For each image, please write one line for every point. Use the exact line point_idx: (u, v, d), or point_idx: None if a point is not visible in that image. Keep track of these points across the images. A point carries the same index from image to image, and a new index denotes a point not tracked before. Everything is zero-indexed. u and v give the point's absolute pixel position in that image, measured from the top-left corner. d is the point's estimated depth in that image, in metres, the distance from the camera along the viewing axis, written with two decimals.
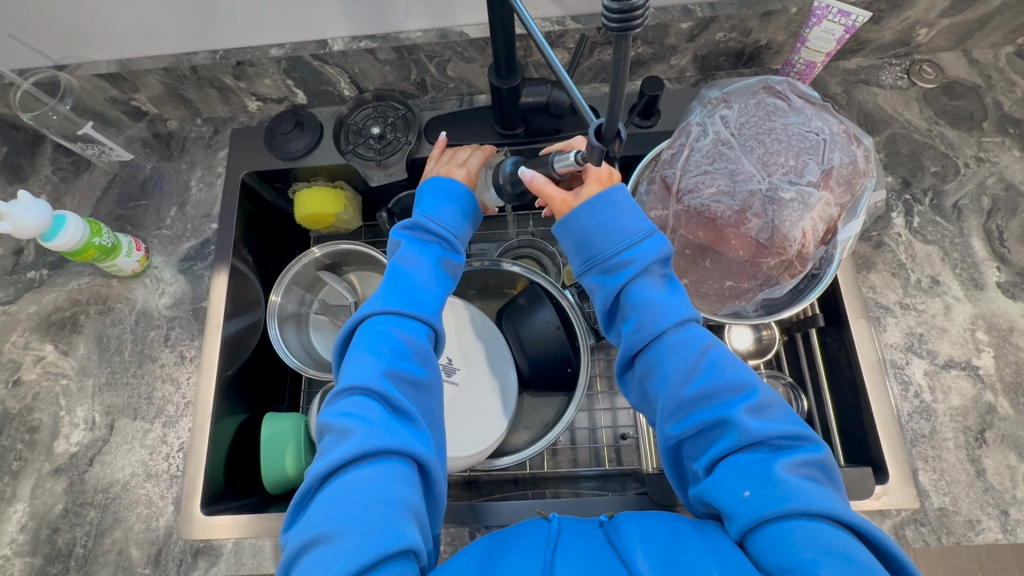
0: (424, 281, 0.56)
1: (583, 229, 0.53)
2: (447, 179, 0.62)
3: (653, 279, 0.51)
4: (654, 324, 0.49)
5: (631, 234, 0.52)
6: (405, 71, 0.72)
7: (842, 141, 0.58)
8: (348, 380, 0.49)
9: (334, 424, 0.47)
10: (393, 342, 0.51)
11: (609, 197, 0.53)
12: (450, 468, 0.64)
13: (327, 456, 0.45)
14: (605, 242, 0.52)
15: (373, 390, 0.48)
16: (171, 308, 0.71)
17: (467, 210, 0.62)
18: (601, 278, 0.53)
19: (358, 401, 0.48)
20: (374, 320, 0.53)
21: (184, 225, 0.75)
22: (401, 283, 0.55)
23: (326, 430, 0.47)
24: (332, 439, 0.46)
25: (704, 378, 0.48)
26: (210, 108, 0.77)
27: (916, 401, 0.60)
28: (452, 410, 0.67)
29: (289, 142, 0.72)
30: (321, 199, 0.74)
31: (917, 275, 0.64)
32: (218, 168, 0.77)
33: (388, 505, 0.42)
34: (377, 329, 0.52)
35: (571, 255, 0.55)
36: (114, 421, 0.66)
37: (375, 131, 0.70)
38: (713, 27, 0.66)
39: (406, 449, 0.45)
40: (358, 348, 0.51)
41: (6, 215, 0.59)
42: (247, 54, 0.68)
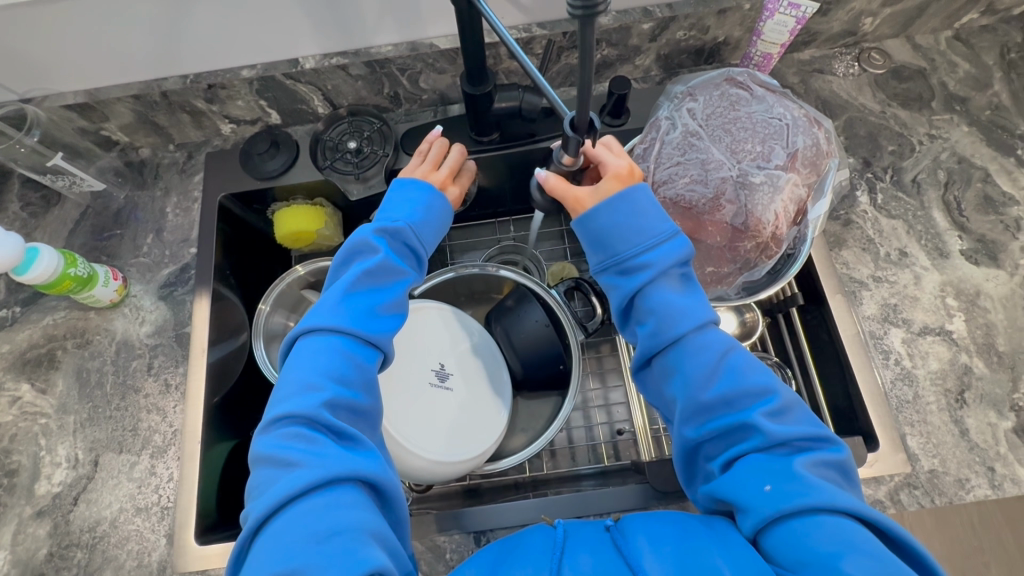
0: (374, 298, 0.55)
1: (601, 228, 0.53)
2: (418, 184, 0.62)
3: (672, 283, 0.51)
4: (674, 327, 0.50)
5: (650, 235, 0.52)
6: (378, 85, 0.72)
7: (804, 125, 0.61)
8: (287, 409, 0.49)
9: (278, 456, 0.46)
10: (337, 366, 0.51)
11: (629, 196, 0.53)
12: (452, 473, 0.63)
13: (270, 492, 0.44)
14: (622, 242, 0.53)
15: (317, 421, 0.47)
16: (152, 336, 0.69)
17: (436, 218, 0.62)
18: (618, 280, 0.53)
19: (299, 432, 0.47)
20: (323, 342, 0.52)
21: (162, 251, 0.73)
22: (359, 305, 0.54)
23: (269, 463, 0.47)
24: (275, 472, 0.46)
25: (718, 375, 0.48)
26: (183, 134, 0.76)
27: (898, 367, 0.62)
28: (450, 416, 0.66)
29: (265, 161, 0.73)
30: (300, 216, 0.75)
31: (886, 249, 0.67)
32: (194, 193, 0.76)
33: (342, 534, 0.42)
34: (327, 354, 0.51)
35: (587, 255, 0.55)
36: (98, 456, 0.64)
37: (352, 146, 0.71)
38: (673, 27, 0.69)
39: (354, 476, 0.45)
40: (304, 375, 0.50)
41: None
42: (217, 76, 0.68)
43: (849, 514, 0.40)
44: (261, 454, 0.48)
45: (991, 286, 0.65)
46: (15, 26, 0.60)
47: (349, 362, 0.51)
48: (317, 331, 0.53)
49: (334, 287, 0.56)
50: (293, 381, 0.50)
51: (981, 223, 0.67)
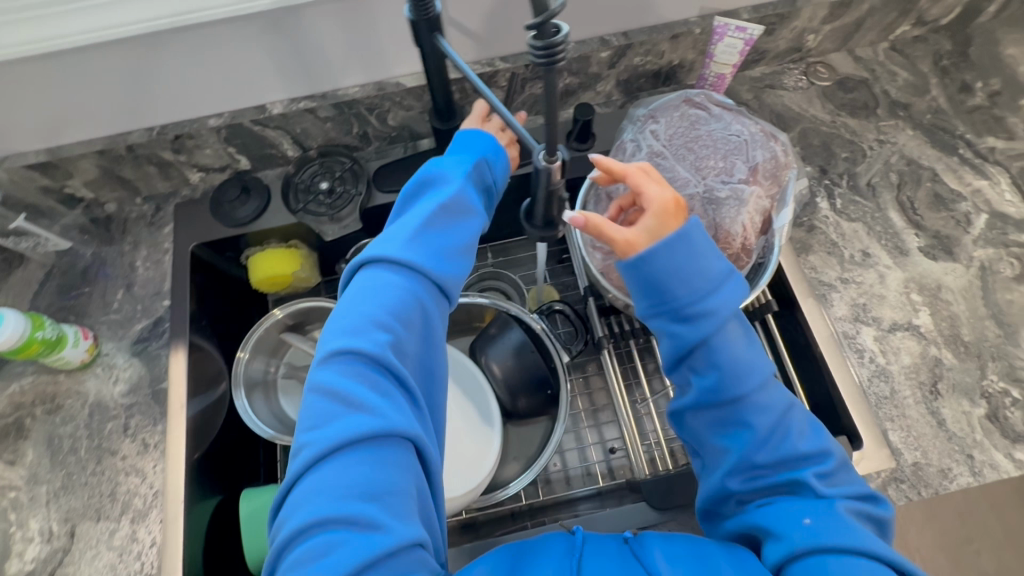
0: (439, 236, 0.53)
1: (657, 272, 0.48)
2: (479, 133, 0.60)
3: (734, 337, 0.49)
4: (738, 384, 0.48)
5: (715, 281, 0.49)
6: (347, 125, 0.73)
7: (761, 140, 0.64)
8: (348, 345, 0.48)
9: (329, 398, 0.46)
10: (396, 309, 0.49)
11: (688, 235, 0.48)
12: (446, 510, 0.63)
13: (323, 435, 0.44)
14: (683, 286, 0.48)
15: (377, 367, 0.47)
16: (127, 394, 0.67)
17: (499, 162, 0.59)
18: (679, 327, 0.49)
19: (358, 373, 0.47)
20: (391, 276, 0.51)
21: (133, 306, 0.72)
22: (430, 243, 0.52)
23: (320, 398, 0.46)
24: (329, 407, 0.45)
25: (777, 434, 0.48)
26: (150, 185, 0.75)
27: (873, 364, 0.64)
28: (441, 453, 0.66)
29: (237, 208, 0.73)
30: (276, 260, 0.74)
31: (849, 251, 0.70)
32: (165, 244, 0.75)
33: (388, 498, 0.42)
34: (395, 296, 0.50)
35: (637, 296, 0.50)
36: (75, 526, 0.61)
37: (324, 186, 0.72)
38: (630, 53, 0.72)
39: (406, 436, 0.45)
40: (370, 312, 0.49)
41: None
42: (184, 127, 0.68)
43: (885, 560, 0.41)
44: (314, 383, 0.47)
45: (951, 279, 0.68)
46: None
47: (415, 309, 0.50)
48: (387, 263, 0.51)
49: (414, 215, 0.54)
50: (356, 317, 0.49)
51: (935, 220, 0.71)
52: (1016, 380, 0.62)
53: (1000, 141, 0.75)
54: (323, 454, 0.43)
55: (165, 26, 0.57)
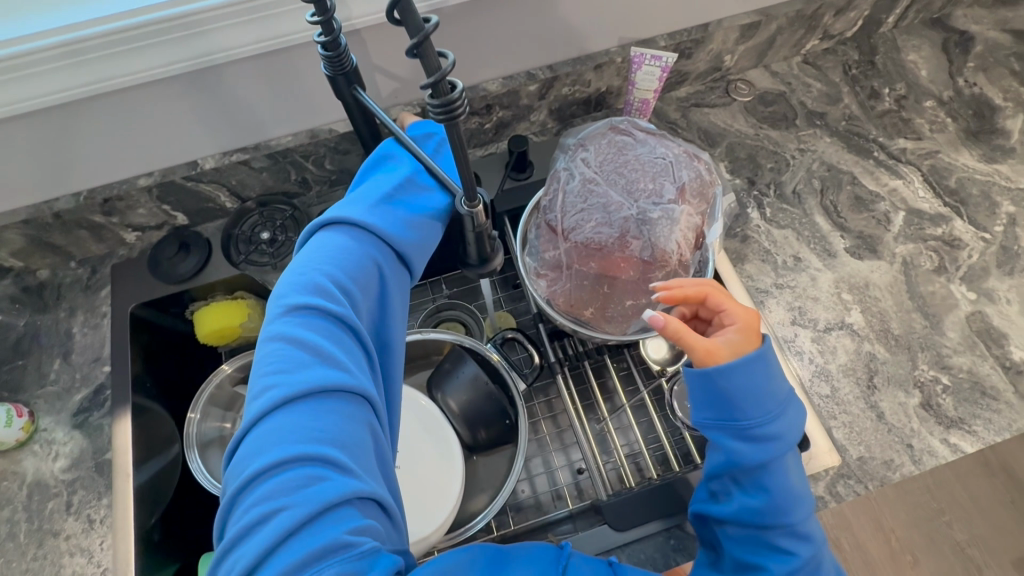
0: (399, 207, 0.53)
1: (731, 392, 0.50)
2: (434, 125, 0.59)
3: (789, 469, 0.51)
4: (784, 512, 0.49)
5: (781, 411, 0.51)
6: (284, 173, 0.73)
7: (685, 161, 0.67)
8: (311, 297, 0.46)
9: (293, 346, 0.44)
10: (360, 266, 0.48)
11: (766, 360, 0.51)
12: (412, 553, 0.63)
13: (290, 378, 0.42)
14: (754, 410, 0.50)
15: (343, 320, 0.45)
16: (69, 469, 0.64)
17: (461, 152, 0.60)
18: (744, 444, 0.50)
19: (318, 324, 0.45)
20: (350, 236, 0.50)
21: (71, 375, 0.69)
22: (389, 208, 0.52)
23: (281, 347, 0.44)
24: (295, 353, 0.43)
25: (793, 535, 0.49)
26: (84, 249, 0.73)
27: (813, 364, 0.67)
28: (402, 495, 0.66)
29: (176, 265, 0.72)
30: (222, 313, 0.73)
31: (782, 257, 0.73)
32: (102, 308, 0.73)
33: (344, 448, 0.40)
34: (357, 254, 0.49)
35: (699, 405, 0.52)
36: None
37: (265, 236, 0.71)
38: (557, 85, 0.75)
39: (366, 391, 0.43)
40: (333, 264, 0.48)
41: None
42: (113, 189, 0.67)
43: None
44: (273, 333, 0.45)
45: (877, 277, 0.71)
46: None
47: (374, 271, 0.49)
48: (345, 222, 0.50)
49: (373, 187, 0.54)
50: (321, 270, 0.47)
51: (857, 221, 0.75)
52: (945, 368, 0.66)
53: (910, 142, 0.80)
54: (289, 398, 0.41)
55: (82, 96, 0.57)
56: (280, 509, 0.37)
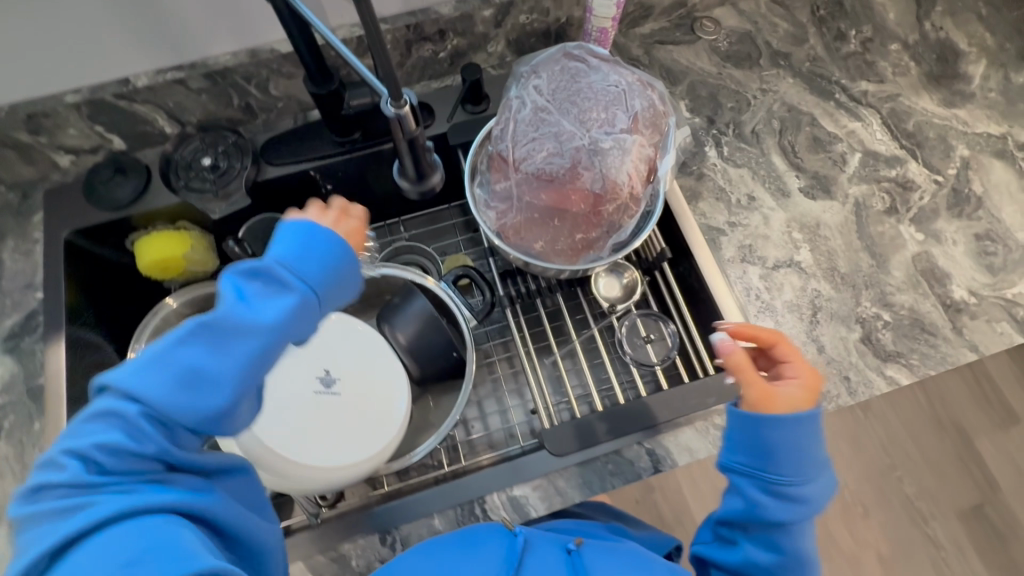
0: (200, 336, 0.43)
1: (772, 442, 0.49)
2: (311, 225, 0.49)
3: (807, 534, 0.50)
4: (799, 574, 0.50)
5: (813, 477, 0.50)
6: (226, 97, 0.70)
7: (638, 89, 0.65)
8: (76, 445, 0.41)
9: (180, 358, 0.42)
10: (150, 390, 0.41)
11: (821, 419, 0.50)
12: (361, 474, 0.61)
13: (165, 387, 0.41)
14: (791, 469, 0.49)
15: (110, 445, 0.40)
16: (0, 393, 0.63)
17: (324, 242, 0.48)
18: (769, 494, 0.49)
19: (93, 445, 0.40)
20: (270, 309, 0.45)
21: (3, 301, 0.67)
22: (319, 270, 0.47)
23: (168, 359, 0.42)
24: (178, 360, 0.42)
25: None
26: (14, 172, 0.70)
27: (760, 300, 0.67)
28: (344, 422, 0.64)
29: (114, 191, 0.69)
30: (163, 243, 0.71)
31: (736, 196, 0.72)
32: (34, 234, 0.70)
33: (151, 552, 0.37)
34: (278, 305, 0.45)
35: (739, 443, 0.51)
36: None
37: (206, 162, 0.69)
38: (514, 11, 0.72)
39: (163, 506, 0.40)
40: (253, 297, 0.45)
41: None
42: (39, 104, 0.64)
43: None
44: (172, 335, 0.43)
45: (829, 217, 0.71)
46: None
47: (277, 333, 0.45)
48: (280, 276, 0.46)
49: (223, 294, 0.45)
50: (236, 289, 0.45)
51: (814, 162, 0.74)
52: (887, 305, 0.67)
53: (872, 85, 0.79)
54: (164, 418, 0.41)
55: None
56: (91, 504, 0.39)
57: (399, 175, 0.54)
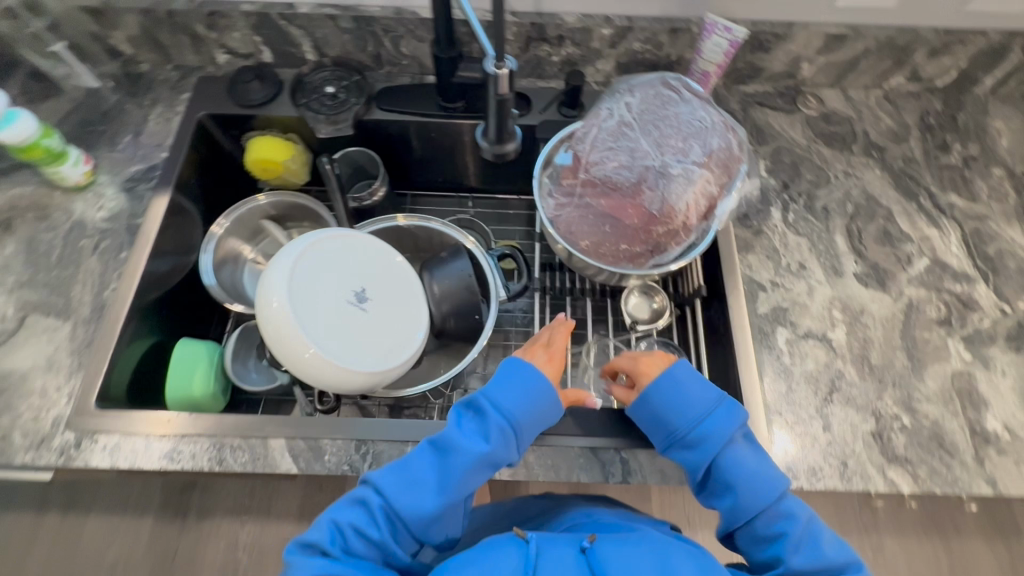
0: (454, 457, 0.54)
1: (657, 408, 0.57)
2: (522, 361, 0.59)
3: (740, 446, 0.55)
4: (758, 497, 0.53)
5: (701, 407, 0.56)
6: (363, 42, 0.80)
7: (719, 129, 0.70)
8: (331, 514, 0.54)
9: (427, 464, 0.55)
10: (394, 476, 0.54)
11: (672, 374, 0.57)
12: (386, 378, 0.67)
13: (405, 486, 0.54)
14: (676, 417, 0.56)
15: (346, 527, 0.53)
16: (107, 220, 0.74)
17: (535, 394, 0.57)
18: (686, 452, 0.55)
19: (331, 534, 0.53)
20: (484, 436, 0.55)
21: (135, 151, 0.79)
22: (529, 405, 0.57)
23: (409, 466, 0.55)
24: (417, 479, 0.54)
25: (772, 514, 0.53)
26: (182, 56, 0.84)
27: (780, 362, 0.67)
28: (371, 333, 0.67)
29: (249, 91, 0.80)
30: (271, 146, 0.81)
31: (787, 260, 0.73)
32: (178, 107, 0.82)
33: None
34: (483, 426, 0.56)
35: (648, 433, 0.58)
36: (27, 316, 0.68)
37: (329, 90, 0.80)
38: (630, 37, 0.78)
39: None
40: (466, 425, 0.56)
41: None
42: (221, 6, 0.77)
43: None
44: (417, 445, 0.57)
45: (876, 307, 0.70)
46: None
47: (522, 427, 0.56)
48: (490, 406, 0.56)
49: (444, 436, 0.56)
50: (448, 437, 0.55)
51: (877, 253, 0.74)
52: (910, 409, 0.64)
53: (962, 200, 0.78)
54: (392, 515, 0.53)
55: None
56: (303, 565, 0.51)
57: (479, 135, 0.62)
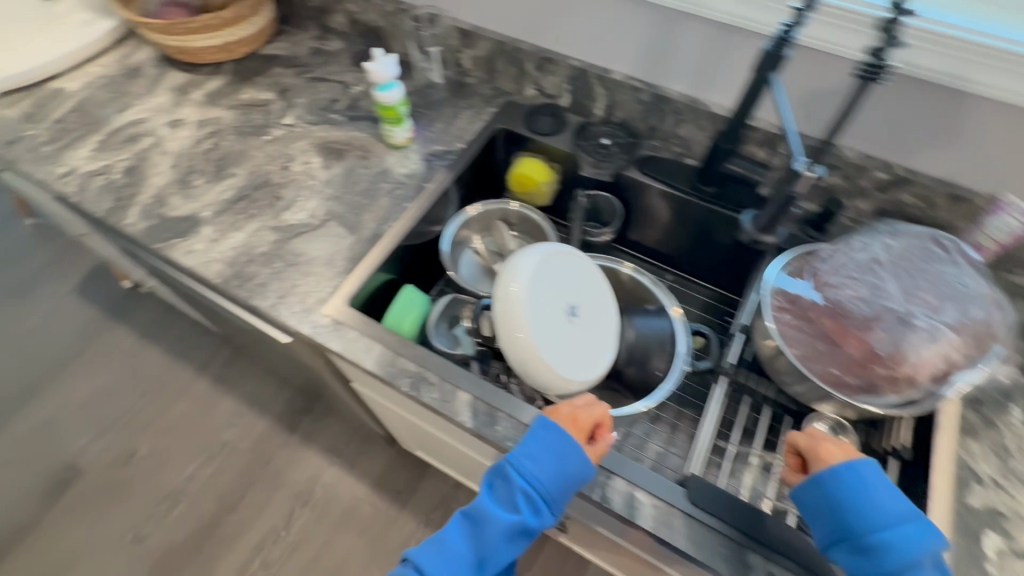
0: (490, 527, 0.60)
1: (834, 501, 0.55)
2: (547, 426, 0.64)
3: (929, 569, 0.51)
4: None
5: (891, 517, 0.53)
6: (649, 115, 0.93)
7: (984, 302, 0.67)
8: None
9: (474, 529, 0.61)
10: (436, 549, 0.61)
11: (859, 470, 0.55)
12: (577, 389, 0.73)
13: (458, 552, 0.60)
14: (859, 517, 0.53)
15: None
16: (405, 176, 0.93)
17: (564, 468, 0.61)
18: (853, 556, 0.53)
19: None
20: (521, 508, 0.61)
21: (442, 135, 0.99)
22: (561, 477, 0.61)
23: (445, 542, 0.61)
24: (459, 551, 0.60)
25: None
26: (502, 82, 1.04)
27: (983, 568, 0.59)
28: (576, 343, 0.74)
29: (540, 123, 0.99)
30: (536, 167, 0.97)
31: (1018, 465, 0.66)
32: (484, 116, 1.02)
33: None
34: (518, 496, 0.61)
35: (814, 523, 0.57)
36: (328, 220, 0.87)
37: (604, 141, 0.94)
38: (904, 188, 0.80)
39: None
40: (505, 490, 0.61)
41: (374, 64, 0.83)
42: (554, 55, 0.95)
43: None
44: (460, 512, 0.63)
45: None
46: None
47: (556, 500, 0.61)
48: (524, 475, 0.61)
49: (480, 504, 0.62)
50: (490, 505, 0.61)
51: None
52: None
53: None
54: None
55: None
56: None
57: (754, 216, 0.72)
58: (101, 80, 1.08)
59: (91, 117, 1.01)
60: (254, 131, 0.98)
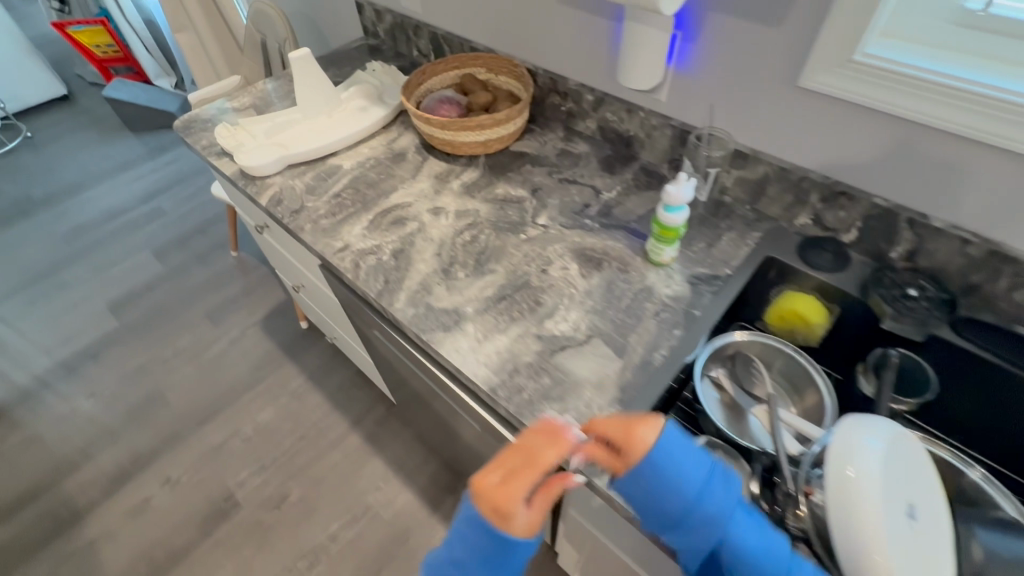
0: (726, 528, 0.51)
1: None
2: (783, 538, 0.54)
3: None
4: None
5: None
6: (972, 270, 0.80)
7: None
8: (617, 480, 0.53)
9: (670, 448, 0.51)
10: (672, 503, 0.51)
11: None
12: None
13: (678, 500, 0.50)
14: None
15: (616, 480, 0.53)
16: (670, 297, 0.86)
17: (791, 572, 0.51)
18: None
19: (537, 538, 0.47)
20: (695, 527, 0.51)
21: (704, 256, 0.93)
22: (755, 548, 0.52)
23: (662, 497, 0.51)
24: (690, 471, 0.51)
25: None
26: (768, 206, 0.98)
27: None
28: (929, 552, 0.58)
29: (818, 257, 0.90)
30: (812, 305, 0.87)
31: None
32: (747, 240, 0.95)
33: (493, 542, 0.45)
34: (755, 563, 0.52)
35: None
36: (592, 336, 0.82)
37: (911, 291, 0.81)
38: None
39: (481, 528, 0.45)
40: (753, 529, 0.52)
41: (675, 187, 0.80)
42: (853, 190, 0.86)
43: None
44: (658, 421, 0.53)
45: None
46: (769, 100, 0.88)
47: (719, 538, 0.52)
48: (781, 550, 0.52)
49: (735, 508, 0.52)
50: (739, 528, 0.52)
51: None
52: None
53: None
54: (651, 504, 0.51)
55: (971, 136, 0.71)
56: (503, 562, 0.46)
57: None
58: (370, 161, 1.18)
59: (363, 195, 1.09)
60: (510, 227, 0.99)
